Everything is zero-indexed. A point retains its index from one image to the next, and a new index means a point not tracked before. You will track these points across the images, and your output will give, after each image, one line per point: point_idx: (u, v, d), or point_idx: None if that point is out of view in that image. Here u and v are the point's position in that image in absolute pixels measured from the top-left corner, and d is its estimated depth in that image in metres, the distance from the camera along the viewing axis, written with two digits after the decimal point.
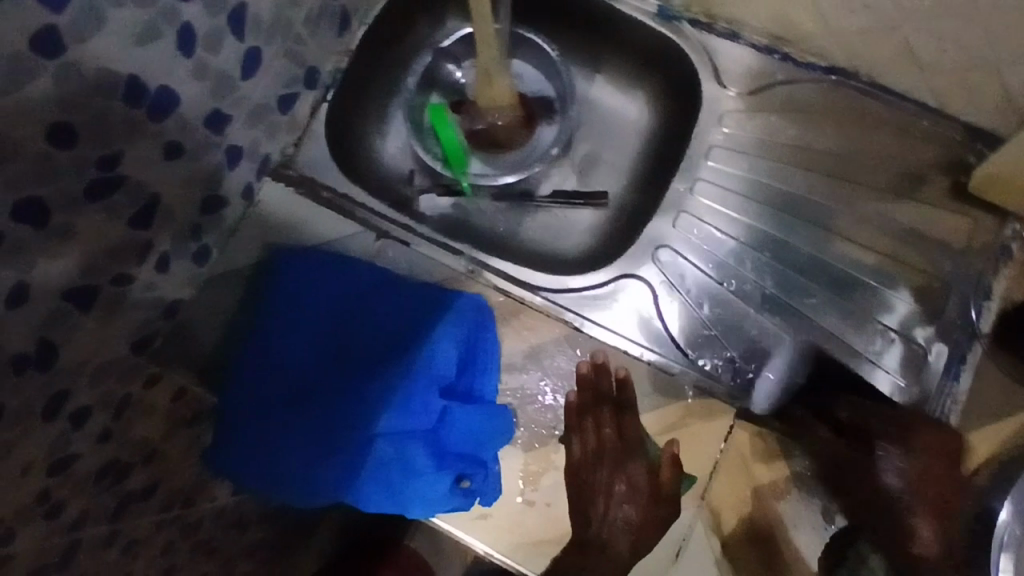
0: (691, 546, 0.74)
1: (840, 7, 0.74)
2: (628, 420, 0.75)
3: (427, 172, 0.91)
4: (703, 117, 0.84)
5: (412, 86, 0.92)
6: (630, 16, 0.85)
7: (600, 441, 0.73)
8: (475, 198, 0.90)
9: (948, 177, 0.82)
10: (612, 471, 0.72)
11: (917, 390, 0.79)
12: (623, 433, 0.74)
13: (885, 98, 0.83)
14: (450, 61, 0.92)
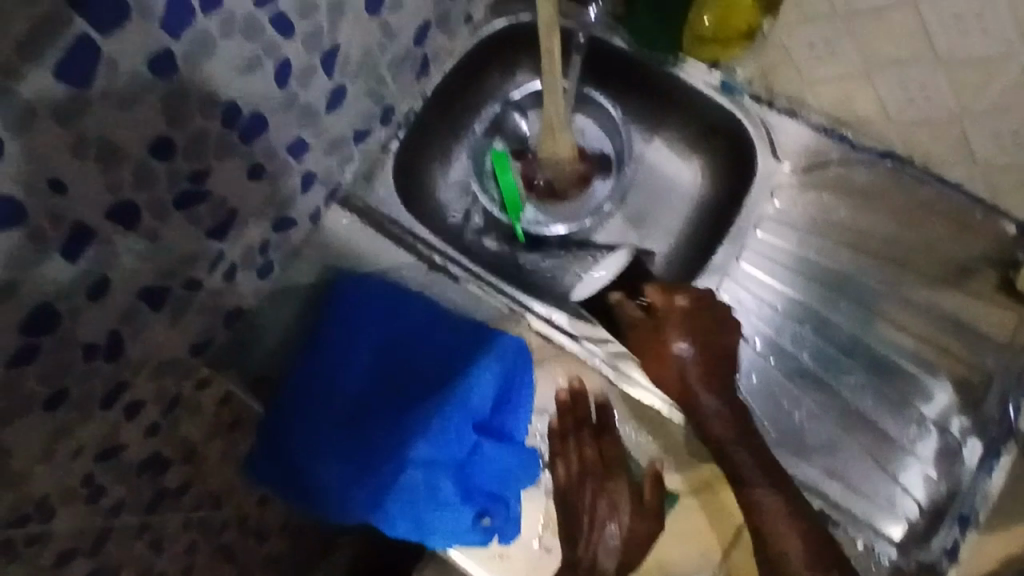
0: None
1: (899, 97, 0.78)
2: (608, 442, 0.78)
3: (484, 214, 0.95)
4: (756, 189, 0.86)
5: (477, 133, 0.97)
6: (693, 85, 0.89)
7: (583, 465, 0.77)
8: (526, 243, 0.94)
9: (996, 272, 0.82)
10: (596, 489, 0.76)
11: (947, 483, 0.77)
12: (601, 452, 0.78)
13: (940, 186, 0.83)
14: (517, 111, 0.97)
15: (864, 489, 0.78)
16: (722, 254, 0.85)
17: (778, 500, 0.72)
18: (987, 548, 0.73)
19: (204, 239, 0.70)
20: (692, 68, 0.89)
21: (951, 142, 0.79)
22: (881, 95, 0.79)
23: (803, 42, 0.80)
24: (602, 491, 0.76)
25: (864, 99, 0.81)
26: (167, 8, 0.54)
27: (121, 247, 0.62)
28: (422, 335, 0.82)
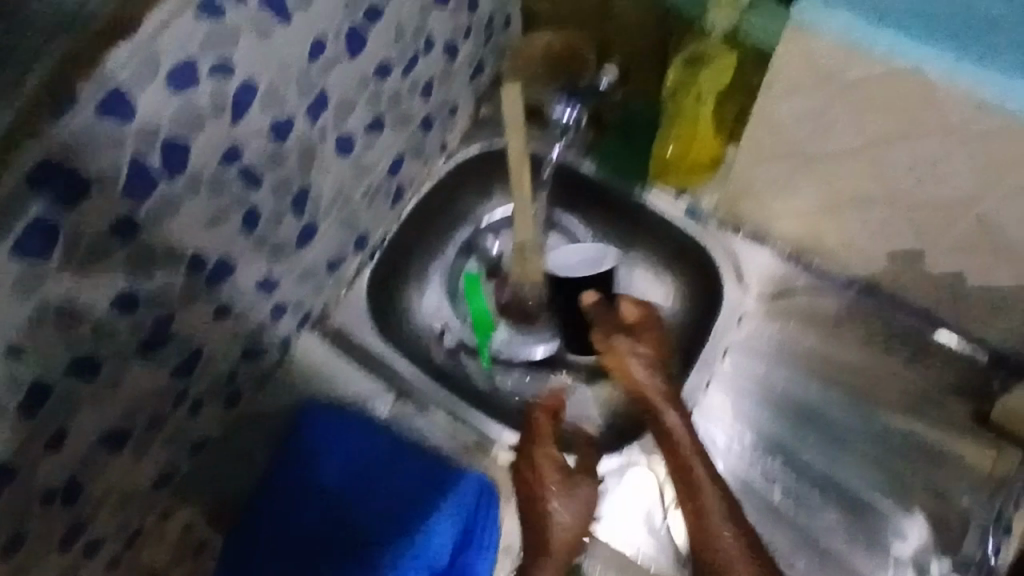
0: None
1: (861, 233, 0.78)
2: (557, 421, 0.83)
3: (457, 334, 0.96)
4: (723, 317, 0.86)
5: (446, 260, 0.99)
6: (659, 213, 0.91)
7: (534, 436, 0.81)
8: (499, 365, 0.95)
9: (970, 403, 0.81)
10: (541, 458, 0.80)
11: None
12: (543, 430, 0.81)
13: (907, 316, 0.84)
14: (489, 234, 1.00)
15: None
16: (689, 383, 0.85)
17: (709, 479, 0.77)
18: None
19: (169, 377, 0.71)
20: (660, 195, 0.91)
21: (916, 277, 0.79)
22: (846, 228, 0.79)
23: (764, 178, 0.78)
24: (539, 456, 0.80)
25: (828, 233, 0.81)
26: (130, 179, 0.56)
27: (82, 395, 0.62)
28: (381, 480, 0.82)
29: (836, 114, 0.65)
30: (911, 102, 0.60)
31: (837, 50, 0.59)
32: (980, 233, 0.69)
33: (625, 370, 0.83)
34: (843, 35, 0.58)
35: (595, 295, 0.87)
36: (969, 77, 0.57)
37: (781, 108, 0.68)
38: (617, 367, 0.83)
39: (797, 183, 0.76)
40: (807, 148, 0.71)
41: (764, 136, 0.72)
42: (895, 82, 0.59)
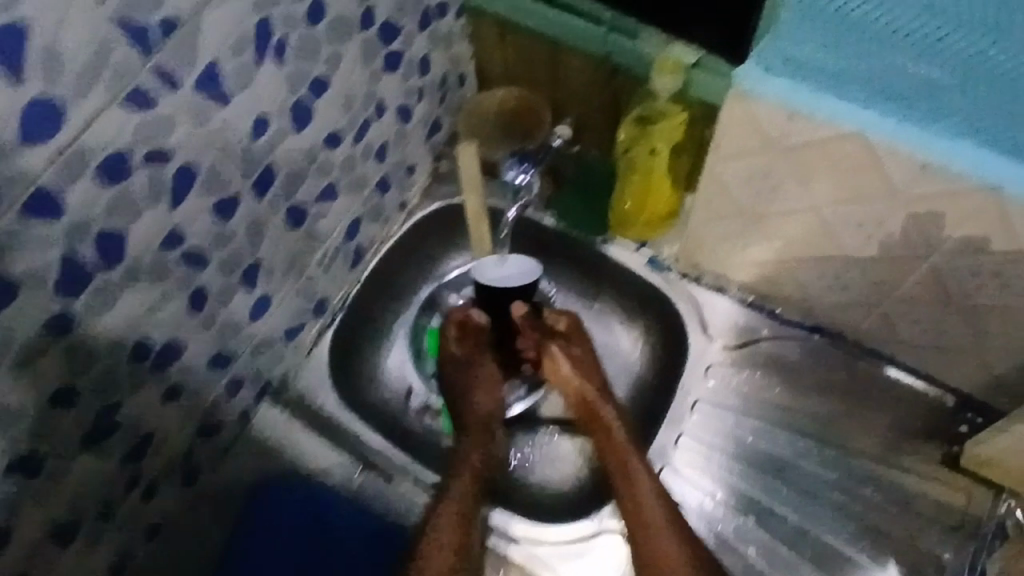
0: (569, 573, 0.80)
1: (819, 283, 0.78)
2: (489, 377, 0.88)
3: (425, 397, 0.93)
4: (690, 370, 0.86)
5: (410, 320, 0.96)
6: (622, 264, 0.90)
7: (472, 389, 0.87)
8: None
9: (940, 448, 0.81)
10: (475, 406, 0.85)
11: None
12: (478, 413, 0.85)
13: (874, 362, 0.83)
14: (452, 290, 0.97)
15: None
16: (659, 439, 0.84)
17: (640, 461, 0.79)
18: None
19: (120, 464, 0.69)
20: (621, 246, 0.91)
21: (877, 327, 0.79)
22: (804, 276, 0.78)
23: (718, 232, 0.79)
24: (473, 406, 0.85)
25: (786, 282, 0.81)
26: (61, 275, 0.55)
27: (25, 495, 0.60)
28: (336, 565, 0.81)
29: (781, 176, 0.66)
30: (858, 160, 0.60)
31: (776, 111, 0.59)
32: (934, 283, 0.69)
33: (559, 369, 0.86)
34: (779, 100, 0.58)
35: (523, 308, 0.83)
36: (909, 138, 0.56)
37: (727, 173, 0.69)
38: (550, 369, 0.87)
39: (751, 237, 0.77)
40: (757, 208, 0.72)
41: (715, 197, 0.74)
42: (837, 142, 0.59)
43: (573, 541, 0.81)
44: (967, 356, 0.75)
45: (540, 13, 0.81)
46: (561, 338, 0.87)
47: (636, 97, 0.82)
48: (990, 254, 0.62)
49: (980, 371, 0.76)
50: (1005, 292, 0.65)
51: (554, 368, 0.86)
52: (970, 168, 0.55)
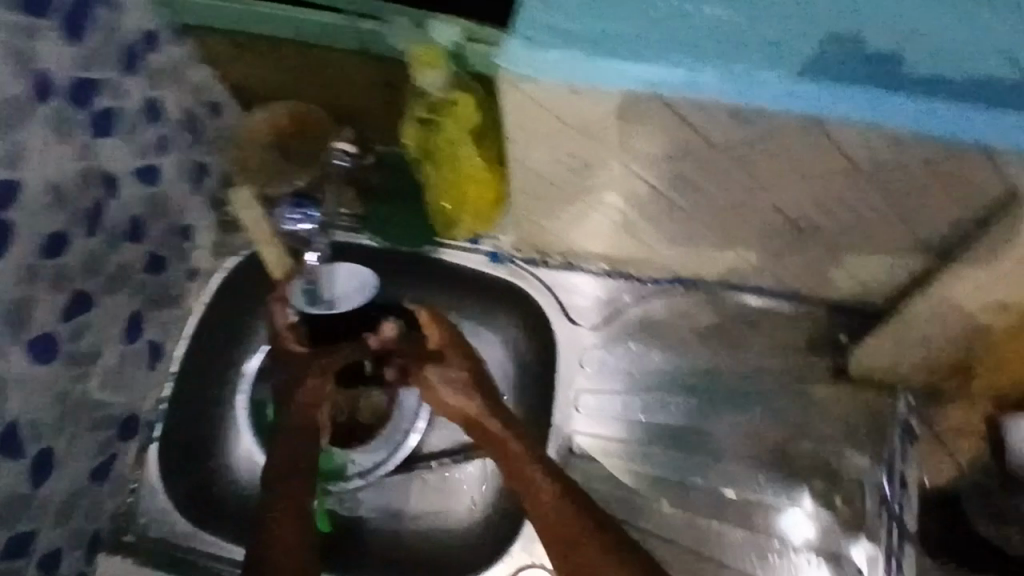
0: None
1: (667, 235, 0.72)
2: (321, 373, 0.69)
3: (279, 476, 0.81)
4: (565, 363, 0.79)
5: (246, 401, 0.82)
6: (460, 267, 0.81)
7: (313, 395, 0.68)
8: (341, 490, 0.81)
9: (828, 362, 0.77)
10: (311, 404, 0.68)
11: None
12: (299, 422, 0.67)
13: (743, 300, 0.78)
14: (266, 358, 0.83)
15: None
16: (554, 448, 0.77)
17: (556, 485, 0.64)
18: None
19: None
20: (455, 249, 0.81)
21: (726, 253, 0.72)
22: (649, 224, 0.71)
23: (547, 213, 0.73)
24: (315, 404, 0.68)
25: (636, 244, 0.76)
26: None
27: None
28: None
29: (588, 149, 0.60)
30: (661, 117, 0.53)
31: (558, 88, 0.51)
32: (777, 216, 0.63)
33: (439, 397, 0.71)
34: (562, 74, 0.49)
35: (391, 327, 0.72)
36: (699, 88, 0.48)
37: (532, 159, 0.64)
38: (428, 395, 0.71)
39: (577, 212, 0.72)
40: (576, 188, 0.68)
41: (535, 179, 0.68)
42: (636, 102, 0.51)
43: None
44: (833, 272, 0.70)
45: (262, 10, 0.64)
46: (433, 358, 0.72)
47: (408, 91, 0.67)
48: (824, 175, 0.56)
49: (848, 281, 0.71)
50: (844, 210, 0.60)
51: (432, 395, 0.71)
52: (815, 109, 0.47)
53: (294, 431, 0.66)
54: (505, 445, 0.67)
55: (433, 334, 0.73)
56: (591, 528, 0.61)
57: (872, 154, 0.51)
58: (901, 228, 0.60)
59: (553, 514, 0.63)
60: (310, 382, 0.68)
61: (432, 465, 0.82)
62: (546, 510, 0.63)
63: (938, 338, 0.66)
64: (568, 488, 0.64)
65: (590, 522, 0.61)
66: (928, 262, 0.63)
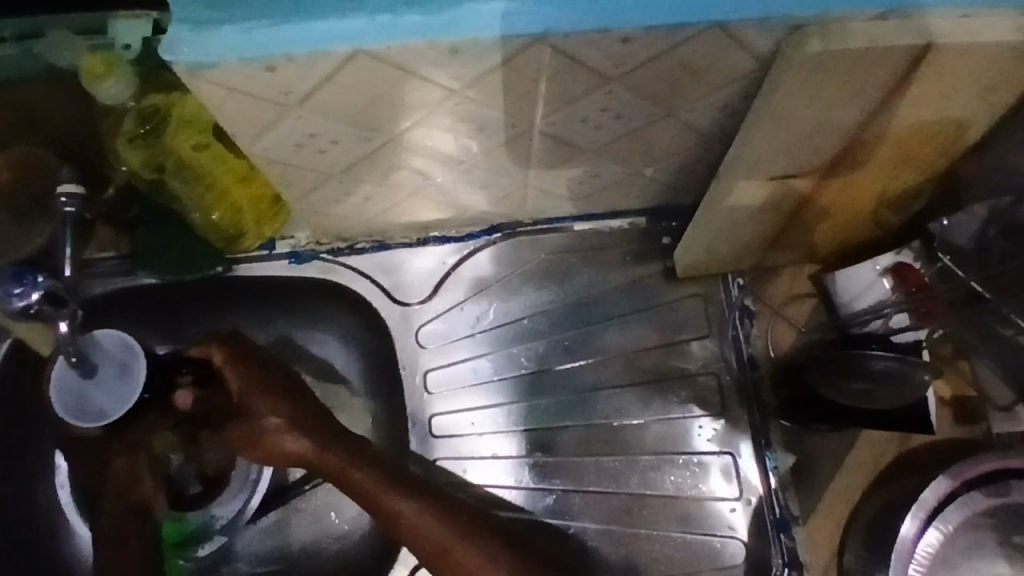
0: None
1: (463, 189, 0.67)
2: (132, 452, 0.69)
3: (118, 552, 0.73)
4: (404, 346, 0.75)
5: (70, 494, 0.74)
6: (264, 279, 0.73)
7: (128, 473, 0.68)
8: (203, 549, 0.74)
9: (659, 268, 0.76)
10: (124, 484, 0.68)
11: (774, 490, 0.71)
12: (125, 505, 0.67)
13: (566, 230, 0.75)
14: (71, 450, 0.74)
15: (667, 550, 0.71)
16: (416, 437, 0.74)
17: (422, 501, 0.64)
18: (823, 528, 0.69)
19: None
20: (250, 260, 0.72)
21: (529, 190, 0.68)
22: (438, 183, 0.66)
23: (327, 201, 0.66)
24: (127, 480, 0.68)
25: (439, 206, 0.71)
26: None
27: None
28: None
29: (331, 125, 0.52)
30: (382, 73, 0.47)
31: (253, 69, 0.44)
32: (557, 144, 0.59)
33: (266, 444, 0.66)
34: (251, 51, 0.43)
35: (188, 395, 0.69)
36: (434, 29, 0.43)
37: (275, 149, 0.55)
38: (255, 443, 0.66)
39: (362, 191, 0.65)
40: (352, 166, 0.60)
41: (297, 175, 0.60)
42: (346, 69, 0.46)
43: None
44: (635, 182, 0.68)
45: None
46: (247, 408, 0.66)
47: (109, 113, 0.59)
48: (580, 94, 0.52)
49: (653, 186, 0.69)
50: (618, 121, 0.56)
51: (259, 444, 0.66)
52: (563, 25, 0.44)
53: (121, 518, 0.66)
54: (352, 474, 0.65)
55: (235, 378, 0.67)
56: (465, 531, 0.64)
57: (616, 63, 0.48)
58: (677, 124, 0.57)
59: (423, 529, 0.64)
60: (125, 463, 0.69)
61: (302, 491, 0.75)
62: (417, 527, 0.64)
63: (748, 219, 0.65)
64: (433, 500, 0.65)
65: (466, 531, 0.64)
66: (715, 149, 0.62)
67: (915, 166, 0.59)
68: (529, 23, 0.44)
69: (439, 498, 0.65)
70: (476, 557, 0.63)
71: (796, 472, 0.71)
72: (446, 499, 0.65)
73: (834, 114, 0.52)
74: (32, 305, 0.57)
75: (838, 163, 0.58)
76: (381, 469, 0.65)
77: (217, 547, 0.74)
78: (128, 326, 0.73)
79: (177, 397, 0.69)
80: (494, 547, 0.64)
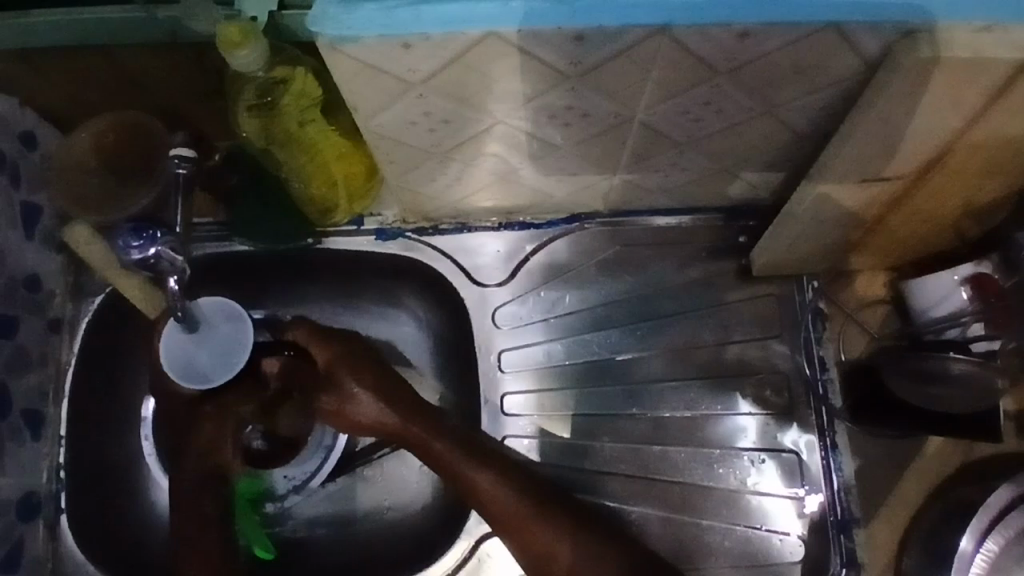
0: (494, 565, 0.72)
1: (550, 176, 0.69)
2: (216, 413, 0.69)
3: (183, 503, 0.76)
4: (480, 326, 0.77)
5: (154, 445, 0.76)
6: (345, 253, 0.76)
7: (211, 435, 0.69)
8: (273, 508, 0.77)
9: (732, 265, 0.77)
10: (205, 444, 0.69)
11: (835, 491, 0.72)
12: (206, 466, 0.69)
13: (642, 223, 0.77)
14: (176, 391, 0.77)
15: (724, 541, 0.73)
16: (486, 414, 0.76)
17: (497, 475, 0.68)
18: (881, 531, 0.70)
19: None
20: (340, 234, 0.75)
21: (613, 181, 0.70)
22: (528, 168, 0.67)
23: (420, 180, 0.68)
24: (207, 440, 0.69)
25: (523, 192, 0.73)
26: None
27: None
28: None
29: (444, 105, 0.55)
30: (504, 55, 0.49)
31: (388, 47, 0.46)
32: (653, 136, 0.61)
33: (352, 418, 0.72)
34: (392, 29, 0.45)
35: (276, 361, 0.72)
36: (560, 16, 0.45)
37: (385, 127, 0.58)
38: (343, 419, 0.72)
39: (455, 172, 0.67)
40: (451, 148, 0.62)
41: (397, 152, 0.63)
42: (472, 51, 0.48)
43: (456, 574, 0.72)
44: (719, 178, 0.69)
45: (26, 19, 0.57)
46: (332, 384, 0.72)
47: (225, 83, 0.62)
48: (685, 87, 0.53)
49: (736, 184, 0.70)
50: (714, 117, 0.58)
51: (347, 420, 0.72)
52: (683, 19, 0.45)
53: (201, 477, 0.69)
54: (433, 448, 0.70)
55: (322, 354, 0.73)
56: (539, 505, 0.67)
57: (728, 57, 0.49)
58: (774, 122, 0.58)
59: (499, 502, 0.67)
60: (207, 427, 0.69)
61: (372, 459, 0.79)
62: (495, 500, 0.67)
63: (829, 221, 0.66)
64: (508, 475, 0.68)
65: (538, 506, 0.67)
66: (806, 150, 0.63)
67: (1004, 177, 0.60)
68: (653, 15, 0.45)
69: (512, 473, 0.69)
70: (549, 531, 0.66)
71: (860, 475, 0.71)
72: (518, 475, 0.69)
73: (934, 124, 0.53)
74: (146, 257, 0.60)
75: (931, 171, 0.58)
76: (459, 444, 0.70)
77: (285, 508, 0.77)
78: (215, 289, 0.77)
79: (265, 364, 0.72)
80: (565, 520, 0.67)
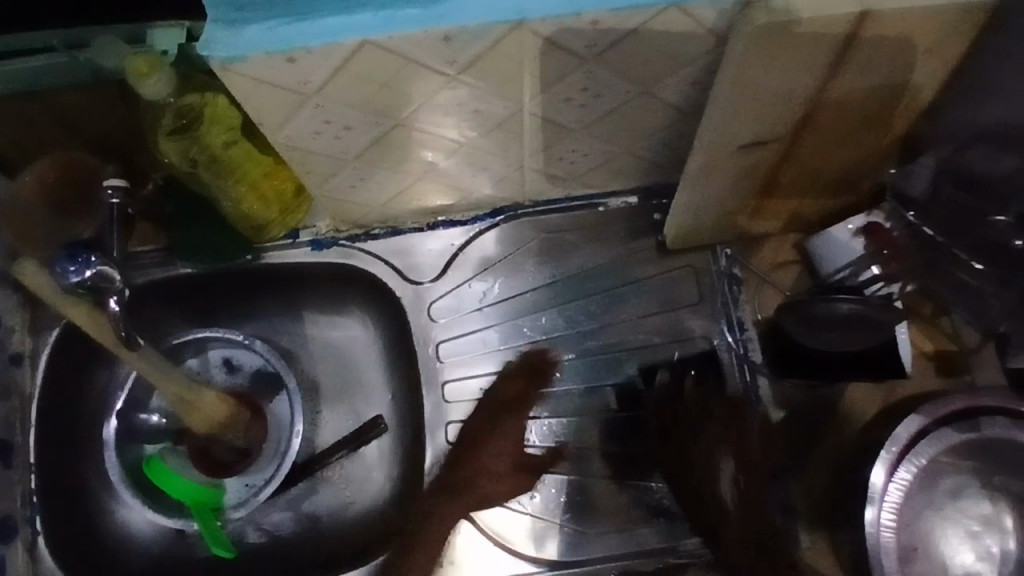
0: (451, 542, 0.76)
1: (468, 173, 0.74)
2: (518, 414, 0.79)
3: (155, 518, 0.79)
4: (417, 322, 0.81)
5: (116, 465, 0.78)
6: (286, 267, 0.80)
7: (511, 429, 0.79)
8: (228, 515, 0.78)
9: (652, 241, 0.82)
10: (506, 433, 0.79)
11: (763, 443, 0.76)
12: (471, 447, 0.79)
13: (562, 211, 0.82)
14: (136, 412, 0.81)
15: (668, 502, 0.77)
16: (430, 405, 0.80)
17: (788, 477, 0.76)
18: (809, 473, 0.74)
19: None
20: (277, 249, 0.79)
21: (527, 172, 0.75)
22: (445, 168, 0.72)
23: (343, 187, 0.73)
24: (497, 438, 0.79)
25: (447, 191, 0.77)
26: None
27: None
28: None
29: (347, 113, 0.60)
30: (385, 62, 0.53)
31: (275, 62, 0.51)
32: (549, 126, 0.66)
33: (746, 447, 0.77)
34: (277, 45, 0.50)
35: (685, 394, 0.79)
36: (422, 19, 0.50)
37: (296, 138, 0.62)
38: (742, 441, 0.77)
39: (376, 178, 0.72)
40: (364, 155, 0.67)
41: (314, 161, 0.67)
42: (355, 61, 0.53)
43: (413, 557, 0.76)
44: (624, 159, 0.74)
45: None
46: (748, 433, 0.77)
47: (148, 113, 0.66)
48: (560, 76, 0.58)
49: (641, 164, 0.75)
50: (598, 102, 0.63)
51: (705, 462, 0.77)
52: (533, 13, 0.50)
53: (199, 460, 0.80)
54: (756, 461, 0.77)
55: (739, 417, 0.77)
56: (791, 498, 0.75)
57: (588, 44, 0.54)
58: (655, 101, 0.63)
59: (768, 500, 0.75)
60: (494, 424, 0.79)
61: (338, 455, 0.80)
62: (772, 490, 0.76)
63: (727, 190, 0.70)
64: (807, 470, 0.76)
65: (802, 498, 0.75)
66: (692, 124, 0.68)
67: (878, 130, 0.64)
68: (508, 12, 0.50)
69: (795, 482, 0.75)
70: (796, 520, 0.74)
71: (786, 425, 0.76)
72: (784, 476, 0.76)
73: (794, 84, 0.57)
74: (86, 280, 0.64)
75: (802, 130, 0.63)
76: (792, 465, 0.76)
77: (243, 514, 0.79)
78: (163, 313, 0.81)
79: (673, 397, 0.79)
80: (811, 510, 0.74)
